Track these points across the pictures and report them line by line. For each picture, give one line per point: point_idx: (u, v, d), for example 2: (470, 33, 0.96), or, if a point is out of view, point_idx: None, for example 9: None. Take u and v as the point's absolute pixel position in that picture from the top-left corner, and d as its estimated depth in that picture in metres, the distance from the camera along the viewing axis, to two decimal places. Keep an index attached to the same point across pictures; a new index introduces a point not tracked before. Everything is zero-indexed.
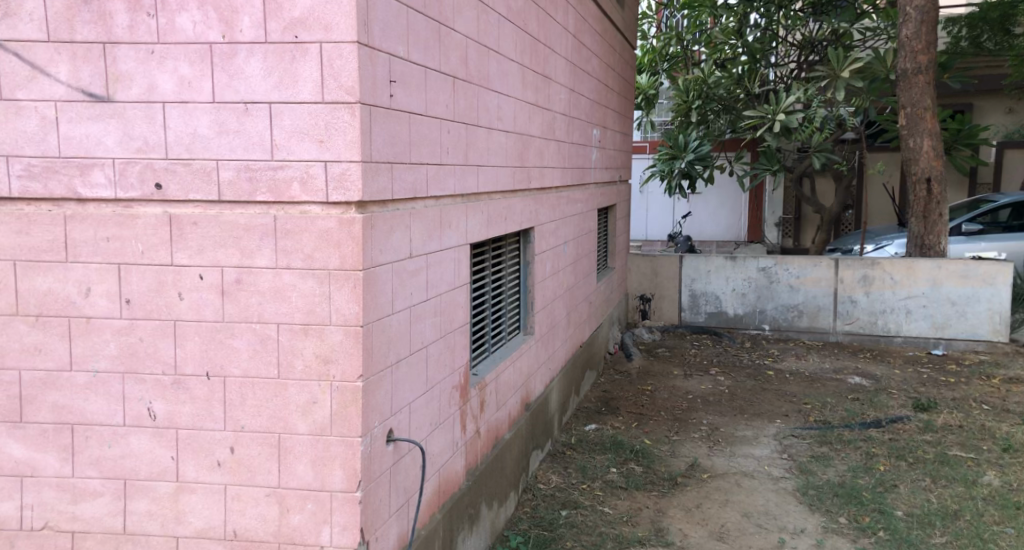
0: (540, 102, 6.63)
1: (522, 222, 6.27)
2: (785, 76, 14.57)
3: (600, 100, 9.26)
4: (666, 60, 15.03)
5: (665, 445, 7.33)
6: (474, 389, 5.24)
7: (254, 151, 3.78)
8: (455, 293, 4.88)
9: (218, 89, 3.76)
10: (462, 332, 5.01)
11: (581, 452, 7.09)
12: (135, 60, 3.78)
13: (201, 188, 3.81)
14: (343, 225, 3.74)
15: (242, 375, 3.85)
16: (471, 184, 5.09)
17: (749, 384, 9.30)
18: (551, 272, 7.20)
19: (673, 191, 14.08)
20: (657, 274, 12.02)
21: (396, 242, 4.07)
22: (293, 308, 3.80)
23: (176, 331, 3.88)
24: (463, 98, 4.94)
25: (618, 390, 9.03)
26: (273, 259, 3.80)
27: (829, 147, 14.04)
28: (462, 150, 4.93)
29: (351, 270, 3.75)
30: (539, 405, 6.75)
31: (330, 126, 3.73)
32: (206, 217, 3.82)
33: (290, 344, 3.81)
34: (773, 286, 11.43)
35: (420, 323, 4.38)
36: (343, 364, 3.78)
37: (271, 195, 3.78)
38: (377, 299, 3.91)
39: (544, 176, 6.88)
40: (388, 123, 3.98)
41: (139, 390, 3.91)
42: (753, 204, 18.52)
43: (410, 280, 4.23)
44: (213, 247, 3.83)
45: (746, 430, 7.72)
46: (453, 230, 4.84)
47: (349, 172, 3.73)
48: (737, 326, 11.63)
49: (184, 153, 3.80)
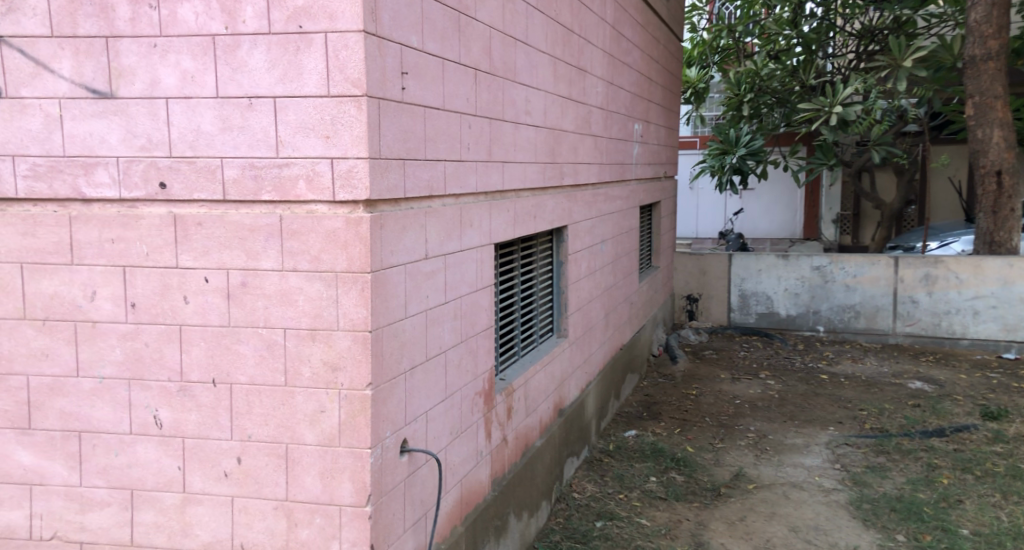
0: (573, 96, 6.38)
1: (554, 221, 6.04)
2: (843, 67, 14.07)
3: (642, 93, 8.96)
4: (717, 53, 14.60)
5: (708, 453, 7.02)
6: (500, 395, 5.04)
7: (259, 148, 3.60)
8: (477, 295, 4.68)
9: (223, 84, 3.59)
10: (486, 336, 4.80)
11: (618, 460, 6.82)
12: (137, 54, 3.63)
13: (206, 186, 3.64)
14: (351, 225, 3.55)
15: (248, 382, 3.67)
16: (494, 181, 4.87)
17: (801, 389, 8.90)
18: (587, 272, 6.95)
19: (724, 187, 13.65)
20: (704, 273, 11.66)
21: (409, 242, 3.88)
22: (300, 312, 3.62)
23: (182, 336, 3.70)
24: (486, 93, 4.72)
25: (661, 394, 8.73)
26: (279, 261, 3.62)
27: (890, 140, 13.52)
28: (485, 146, 4.71)
29: (359, 273, 3.56)
30: (574, 411, 6.52)
31: (336, 121, 3.54)
32: (211, 217, 3.65)
33: (296, 350, 3.63)
34: (827, 285, 11.01)
35: (437, 327, 4.20)
36: (351, 372, 3.59)
37: (276, 194, 3.60)
38: (388, 303, 3.72)
39: (579, 173, 6.63)
40: (399, 117, 3.78)
41: (145, 397, 3.73)
42: (808, 201, 17.97)
43: (424, 282, 4.05)
44: (218, 249, 3.65)
45: (796, 438, 7.36)
46: (475, 229, 4.63)
47: (355, 169, 3.54)
48: (790, 327, 11.24)
49: (188, 151, 3.64)
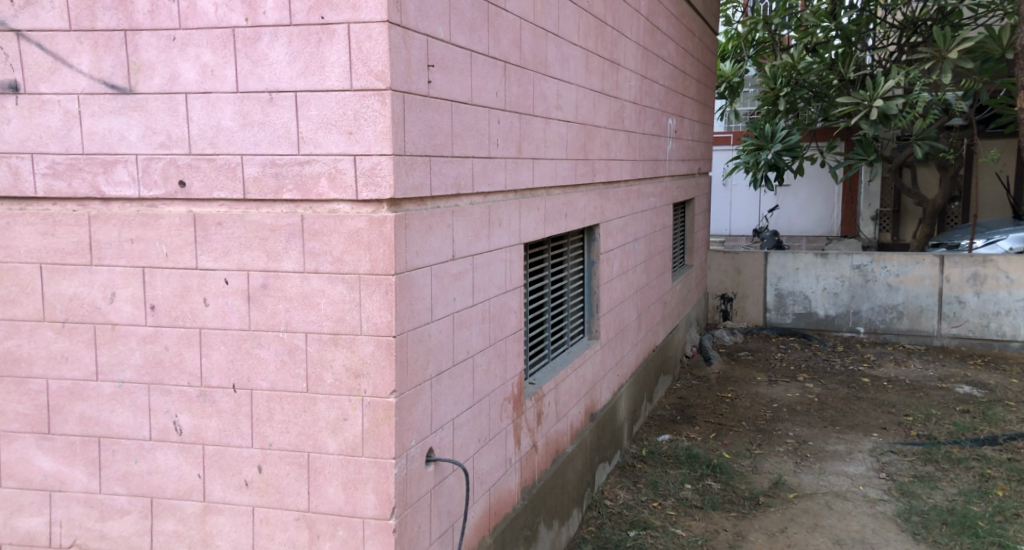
0: (606, 89, 6.19)
1: (586, 219, 5.87)
2: (883, 60, 13.71)
3: (676, 87, 8.74)
4: (752, 46, 14.34)
5: (746, 459, 6.82)
6: (530, 400, 4.88)
7: (279, 145, 3.46)
8: (507, 297, 4.52)
9: (243, 78, 3.46)
10: (515, 339, 4.64)
11: (651, 466, 6.64)
12: (157, 48, 3.50)
13: (226, 185, 3.51)
14: (375, 225, 3.40)
15: (270, 388, 3.53)
16: (525, 178, 4.71)
17: (842, 393, 8.65)
18: (619, 272, 6.77)
19: (758, 184, 13.35)
20: (739, 272, 11.40)
21: (435, 242, 3.72)
22: (322, 316, 3.48)
23: (202, 340, 3.57)
24: (516, 87, 4.55)
25: (696, 397, 8.52)
26: (301, 262, 3.48)
27: (933, 134, 13.12)
28: (515, 141, 4.55)
29: (383, 275, 3.41)
30: (606, 415, 6.34)
31: (359, 116, 3.38)
32: (231, 216, 3.51)
33: (318, 356, 3.49)
34: (869, 285, 10.71)
35: (465, 331, 4.05)
36: (375, 378, 3.44)
37: (297, 193, 3.46)
38: (413, 306, 3.56)
39: (612, 169, 6.45)
40: (425, 112, 3.62)
41: (165, 402, 3.61)
42: (846, 198, 17.58)
43: (452, 284, 3.89)
44: (239, 249, 3.52)
45: (838, 445, 7.14)
46: (504, 228, 4.47)
47: (379, 166, 3.38)
48: (829, 328, 10.97)
49: (208, 148, 3.51)
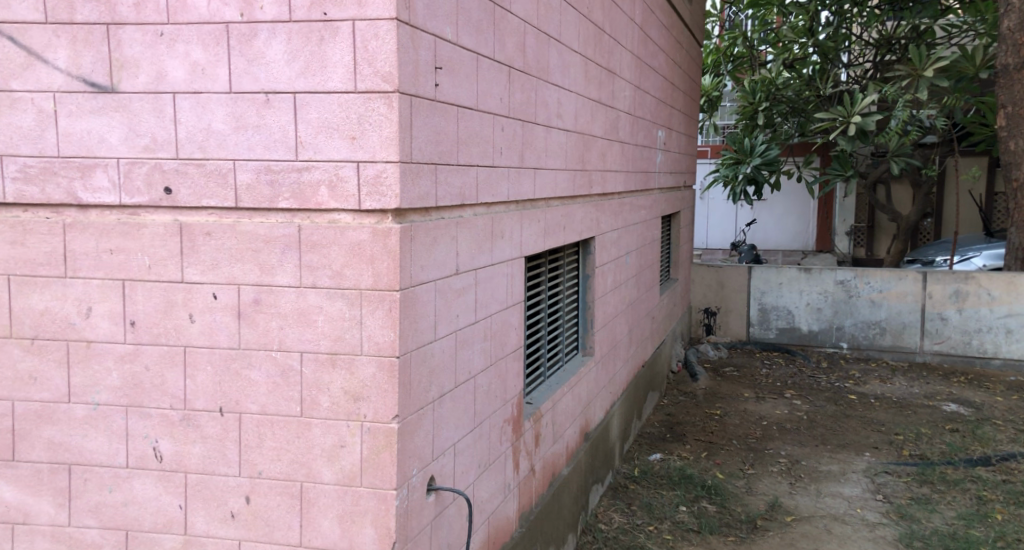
0: (603, 99, 6.01)
1: (583, 232, 5.66)
2: (859, 77, 13.66)
3: (666, 99, 8.58)
4: (730, 61, 14.23)
5: (740, 480, 6.66)
6: (528, 421, 4.67)
7: (276, 150, 3.21)
8: (507, 313, 4.29)
9: (237, 77, 3.21)
10: (515, 358, 4.41)
11: (645, 487, 6.46)
12: (142, 44, 3.24)
13: (216, 192, 3.26)
14: (378, 236, 3.16)
15: (260, 411, 3.27)
16: (526, 189, 4.49)
17: (830, 410, 8.53)
18: (612, 286, 6.57)
19: (737, 197, 13.23)
20: (723, 286, 11.27)
21: (440, 256, 3.49)
22: (319, 334, 3.23)
23: (187, 359, 3.30)
24: (519, 93, 4.33)
25: (684, 414, 8.35)
26: (297, 276, 3.23)
27: (909, 151, 13.05)
28: (517, 150, 4.34)
29: (387, 291, 3.17)
30: (599, 434, 6.15)
31: (363, 120, 3.15)
32: (222, 227, 3.26)
33: (315, 378, 3.24)
34: (852, 300, 10.63)
35: (467, 350, 3.82)
36: (376, 402, 3.19)
37: (294, 202, 3.22)
38: (417, 323, 3.33)
39: (607, 181, 6.25)
40: (432, 117, 3.39)
41: (145, 426, 3.33)
42: (821, 213, 17.54)
43: (455, 300, 3.66)
44: (228, 262, 3.27)
45: (831, 465, 6.99)
46: (506, 240, 4.25)
47: (384, 174, 3.15)
48: (812, 343, 10.88)
49: (197, 152, 3.25)
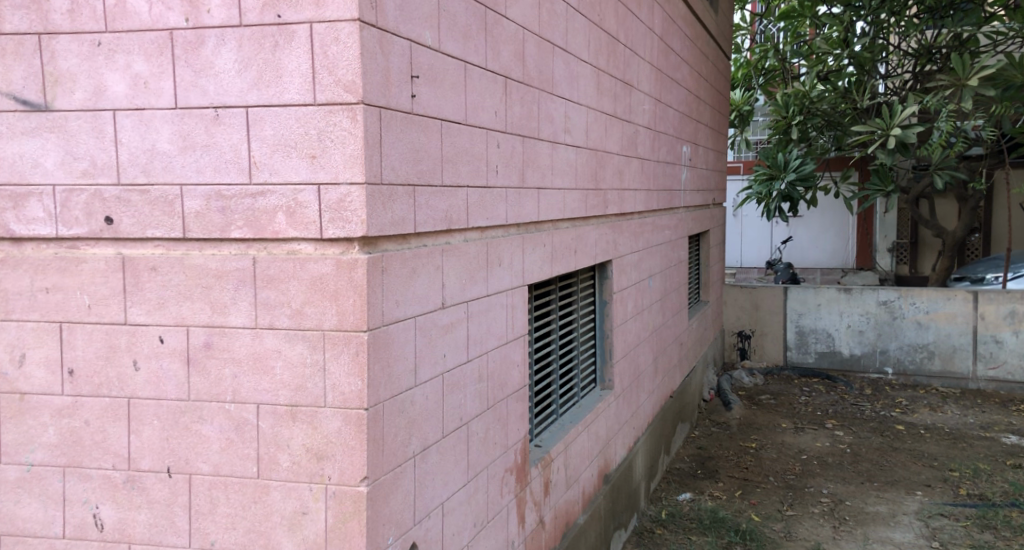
0: (618, 112, 5.56)
1: (598, 256, 5.21)
2: (897, 88, 13.00)
3: (691, 112, 8.11)
4: (762, 74, 13.72)
5: (778, 523, 6.15)
6: (536, 468, 4.22)
7: (227, 172, 2.80)
8: (508, 348, 3.85)
9: (183, 91, 2.79)
10: (518, 398, 3.96)
11: (672, 532, 5.97)
12: (77, 55, 2.84)
13: (162, 222, 2.85)
14: (343, 269, 2.74)
15: (212, 472, 2.86)
16: (529, 211, 4.05)
17: (875, 442, 7.96)
18: (633, 312, 6.10)
19: (770, 215, 12.63)
20: (757, 308, 10.70)
21: (420, 288, 3.06)
22: (278, 384, 2.80)
23: (131, 413, 2.90)
24: (518, 106, 3.90)
25: (717, 447, 7.81)
26: (251, 316, 2.81)
27: (951, 164, 12.41)
28: (517, 168, 3.90)
29: (352, 332, 2.74)
30: (620, 475, 5.68)
31: (324, 136, 2.73)
32: (170, 261, 2.85)
33: (273, 434, 2.81)
34: (896, 322, 10.03)
35: (459, 393, 3.38)
36: (342, 463, 2.76)
37: (248, 231, 2.80)
38: (393, 368, 2.89)
39: (625, 200, 5.79)
40: (408, 132, 2.96)
41: (84, 490, 2.94)
42: (860, 230, 16.85)
43: (441, 339, 3.22)
44: (176, 301, 2.86)
45: (879, 506, 6.44)
46: (505, 268, 3.81)
47: (348, 198, 2.72)
48: (854, 368, 10.28)
49: (140, 177, 2.85)
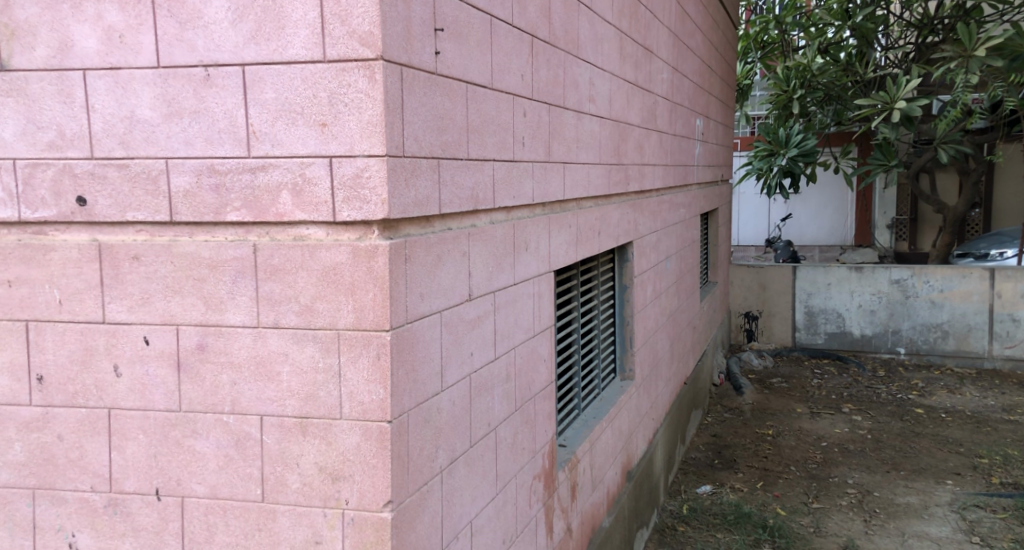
0: (639, 81, 5.13)
1: (620, 237, 4.80)
2: (900, 61, 12.46)
3: (704, 84, 7.70)
4: (761, 48, 13.14)
5: (805, 517, 5.81)
6: (564, 471, 3.84)
7: (222, 143, 2.36)
8: (535, 342, 3.45)
9: (166, 45, 2.35)
10: (545, 397, 3.57)
11: (695, 528, 5.61)
12: (39, 4, 2.39)
13: (145, 203, 2.41)
14: (360, 259, 2.32)
15: (209, 495, 2.46)
16: (555, 188, 3.64)
17: (896, 427, 7.63)
18: (652, 297, 5.71)
19: (771, 192, 12.20)
20: (765, 288, 10.34)
21: (446, 279, 2.65)
22: (286, 393, 2.40)
23: (112, 426, 2.48)
24: (543, 71, 3.47)
25: (732, 435, 7.46)
26: (252, 316, 2.40)
27: (957, 138, 12.03)
28: (543, 141, 3.48)
29: (372, 332, 2.33)
30: (642, 470, 5.31)
31: (336, 99, 2.29)
32: (155, 250, 2.43)
33: (279, 451, 2.41)
34: (909, 301, 9.69)
35: (486, 397, 2.99)
36: (361, 484, 2.36)
37: (247, 213, 2.38)
38: (418, 372, 2.49)
39: (645, 176, 5.38)
40: (432, 97, 2.54)
41: (57, 516, 2.53)
42: (860, 206, 16.50)
43: (468, 336, 2.81)
44: (163, 295, 2.44)
45: (909, 497, 6.11)
46: (532, 252, 3.40)
47: (365, 173, 2.29)
48: (865, 349, 9.96)
49: (117, 150, 2.41)
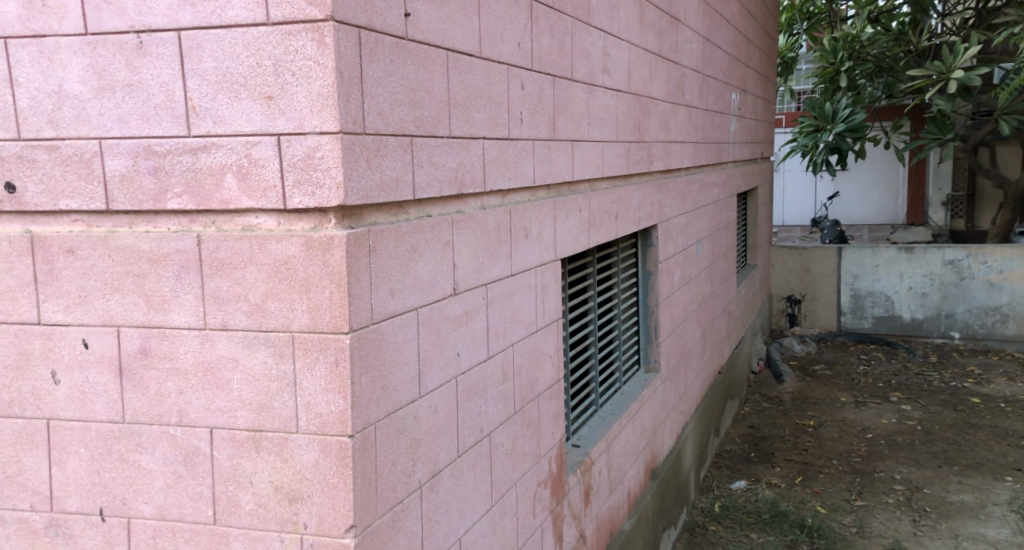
0: (663, 52, 4.76)
1: (641, 220, 4.45)
2: (959, 26, 11.68)
3: (740, 56, 7.27)
4: (806, 18, 12.54)
5: (847, 516, 5.42)
6: (575, 475, 3.53)
7: (160, 120, 2.09)
8: (538, 338, 3.14)
9: (93, 9, 2.08)
10: (552, 396, 3.27)
11: (727, 528, 5.26)
12: None
13: (78, 189, 2.15)
14: (315, 251, 2.03)
15: (156, 516, 2.21)
16: (561, 168, 3.31)
17: (949, 418, 7.18)
18: (681, 283, 5.35)
19: (817, 169, 11.66)
20: (808, 271, 9.91)
21: (424, 272, 2.35)
22: (236, 402, 2.12)
23: (52, 439, 2.24)
24: (545, 38, 3.14)
25: (771, 426, 7.08)
26: (197, 318, 2.13)
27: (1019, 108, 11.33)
28: (546, 116, 3.15)
29: (329, 335, 2.04)
30: (669, 468, 4.98)
31: (282, 68, 2.00)
32: (92, 242, 2.17)
33: (230, 468, 2.14)
34: (964, 283, 9.17)
35: (478, 400, 2.69)
36: (320, 507, 2.08)
37: (189, 200, 2.10)
38: (388, 379, 2.20)
39: (671, 155, 5.01)
40: (402, 67, 2.23)
41: None
42: (912, 182, 15.82)
43: (452, 335, 2.51)
44: (102, 293, 2.18)
45: (963, 495, 5.69)
46: (533, 240, 3.08)
47: (317, 152, 2.00)
48: (916, 334, 9.46)
49: (46, 129, 2.15)
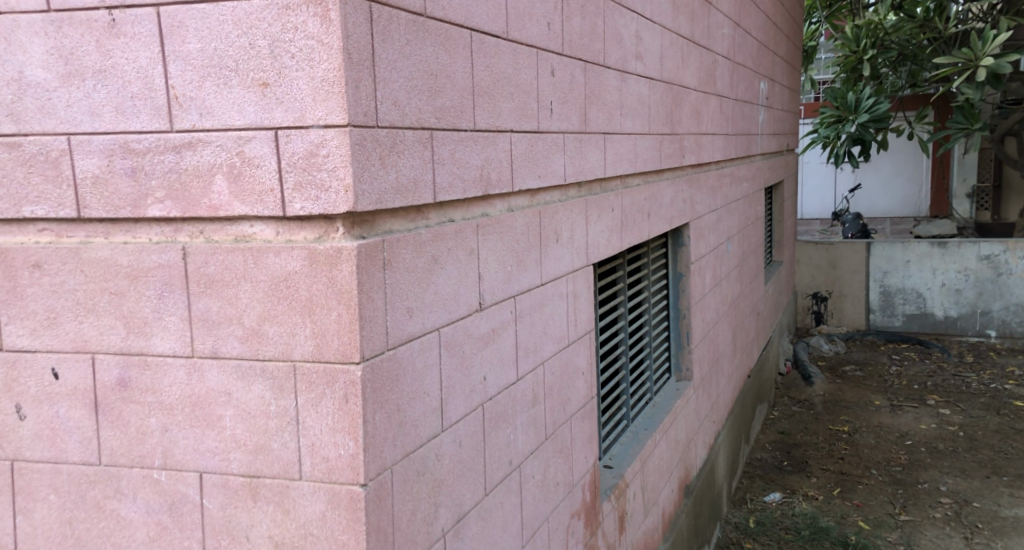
0: (695, 36, 4.42)
1: (674, 218, 4.13)
2: None
3: (768, 43, 6.91)
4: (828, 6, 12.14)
5: (893, 533, 5.09)
6: (609, 500, 3.21)
7: (138, 112, 1.78)
8: (569, 353, 2.82)
9: None
10: (584, 417, 2.95)
11: (764, 546, 4.94)
12: None
13: (45, 193, 1.85)
14: (320, 266, 1.72)
15: None
16: (593, 163, 2.99)
17: (992, 423, 6.82)
18: (712, 284, 5.03)
19: (840, 161, 11.26)
20: (835, 266, 9.53)
21: (447, 288, 2.04)
22: (230, 442, 1.81)
23: (18, 482, 1.95)
24: (576, 20, 2.81)
25: (803, 432, 6.74)
26: (183, 344, 1.82)
27: None
28: (578, 104, 2.83)
29: (336, 365, 1.73)
30: (702, 483, 4.66)
31: (279, 50, 1.68)
32: (61, 255, 1.86)
33: (223, 519, 1.83)
34: (1002, 279, 8.83)
35: (507, 427, 2.37)
36: None
37: (172, 205, 1.78)
38: (405, 414, 1.88)
39: (703, 147, 4.68)
40: (418, 49, 1.91)
41: None
42: (937, 173, 15.39)
43: (478, 356, 2.20)
44: (73, 315, 1.86)
45: (1016, 509, 5.35)
46: (564, 244, 2.76)
47: (322, 149, 1.68)
48: (949, 332, 9.09)
49: (6, 123, 1.85)
